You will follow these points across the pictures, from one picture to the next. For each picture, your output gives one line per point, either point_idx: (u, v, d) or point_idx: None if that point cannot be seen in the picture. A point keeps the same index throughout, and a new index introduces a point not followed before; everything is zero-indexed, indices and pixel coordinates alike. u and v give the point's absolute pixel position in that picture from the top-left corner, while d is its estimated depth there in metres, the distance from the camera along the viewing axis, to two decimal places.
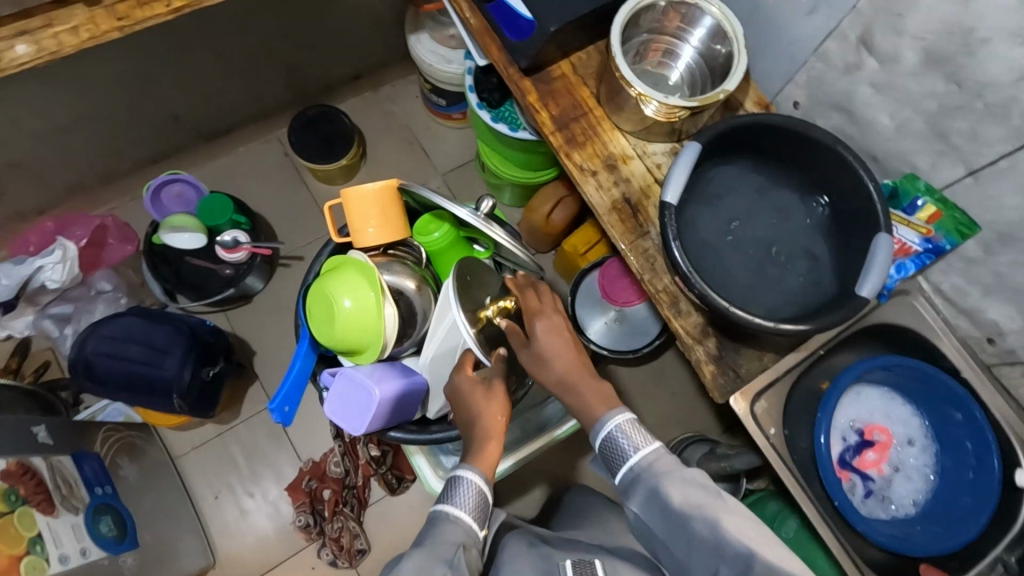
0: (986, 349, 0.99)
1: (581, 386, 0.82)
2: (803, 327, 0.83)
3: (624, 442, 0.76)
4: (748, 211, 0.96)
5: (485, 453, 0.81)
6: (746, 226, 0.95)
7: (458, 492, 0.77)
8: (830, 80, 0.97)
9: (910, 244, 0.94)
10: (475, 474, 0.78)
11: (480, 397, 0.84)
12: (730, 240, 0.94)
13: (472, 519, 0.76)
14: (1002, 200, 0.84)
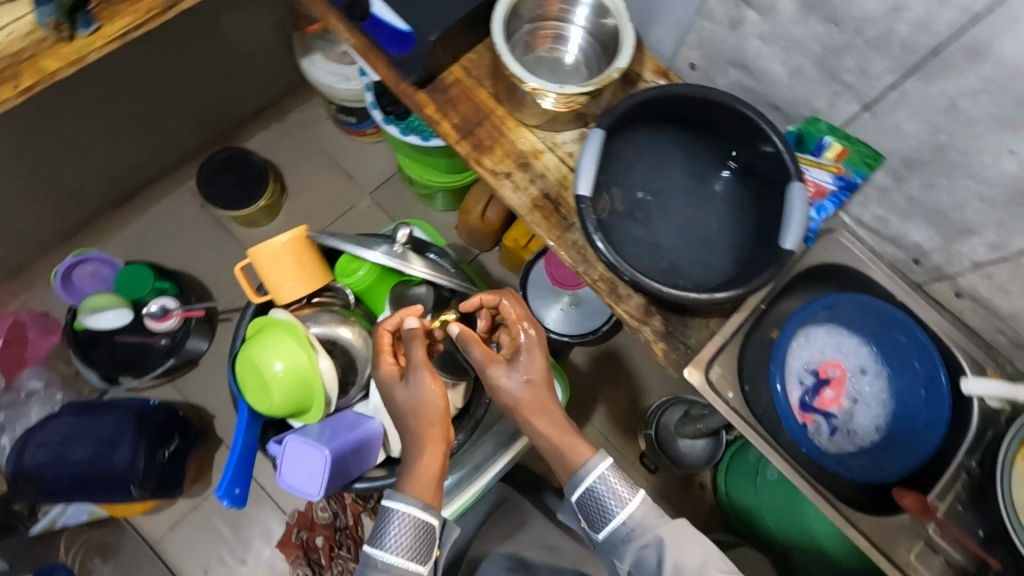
0: (915, 269, 1.02)
1: (552, 431, 0.83)
2: (735, 293, 0.84)
3: (609, 492, 0.79)
4: (665, 187, 0.97)
5: (426, 475, 0.77)
6: (667, 202, 0.96)
7: (393, 529, 0.74)
8: (720, 38, 0.96)
9: (825, 185, 0.96)
10: (416, 505, 0.74)
11: (418, 404, 0.80)
12: (653, 219, 0.94)
13: (410, 557, 0.74)
14: (900, 130, 0.85)
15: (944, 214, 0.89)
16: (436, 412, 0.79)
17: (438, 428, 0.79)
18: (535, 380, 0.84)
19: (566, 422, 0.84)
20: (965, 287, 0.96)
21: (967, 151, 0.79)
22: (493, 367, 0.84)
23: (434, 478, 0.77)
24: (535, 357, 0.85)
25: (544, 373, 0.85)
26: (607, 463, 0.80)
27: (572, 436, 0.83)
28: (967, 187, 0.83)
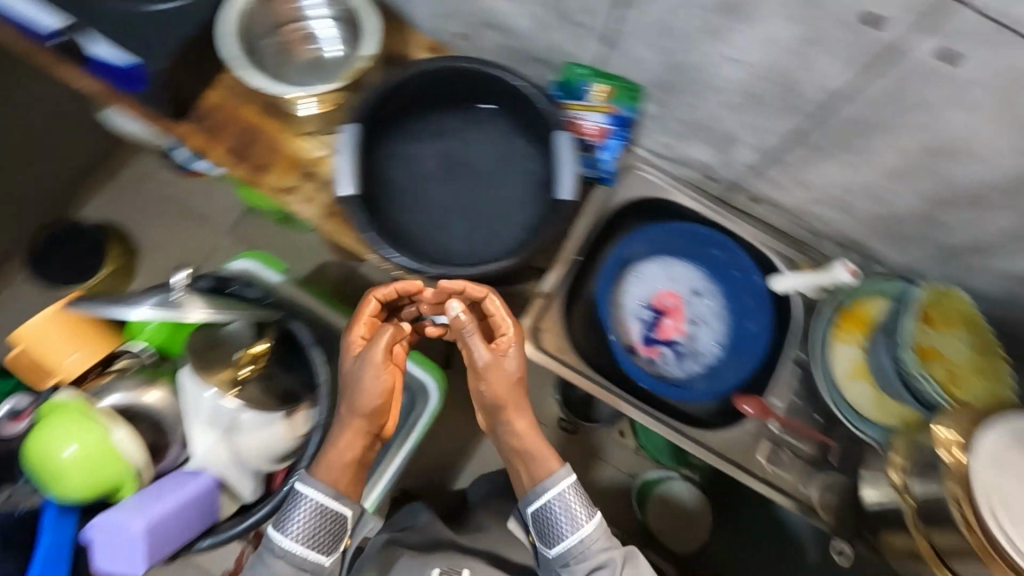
0: (713, 185, 1.05)
1: (527, 439, 0.79)
2: (516, 260, 0.83)
3: (559, 506, 0.77)
4: (442, 161, 0.93)
5: (338, 463, 0.77)
6: (447, 176, 0.92)
7: (292, 518, 0.76)
8: (465, 2, 0.94)
9: (604, 126, 0.96)
10: (322, 493, 0.76)
11: (367, 378, 0.75)
12: (438, 199, 0.91)
13: (304, 550, 0.76)
14: (641, 58, 0.85)
15: (710, 128, 0.91)
16: (371, 393, 0.75)
17: (367, 410, 0.76)
18: (507, 386, 0.78)
19: (535, 429, 0.80)
20: (756, 192, 0.99)
21: (697, 66, 0.80)
22: (480, 361, 0.77)
23: (349, 467, 0.77)
24: (513, 360, 0.78)
25: (523, 369, 0.79)
26: (570, 478, 0.78)
27: (539, 440, 0.80)
28: (714, 99, 0.84)
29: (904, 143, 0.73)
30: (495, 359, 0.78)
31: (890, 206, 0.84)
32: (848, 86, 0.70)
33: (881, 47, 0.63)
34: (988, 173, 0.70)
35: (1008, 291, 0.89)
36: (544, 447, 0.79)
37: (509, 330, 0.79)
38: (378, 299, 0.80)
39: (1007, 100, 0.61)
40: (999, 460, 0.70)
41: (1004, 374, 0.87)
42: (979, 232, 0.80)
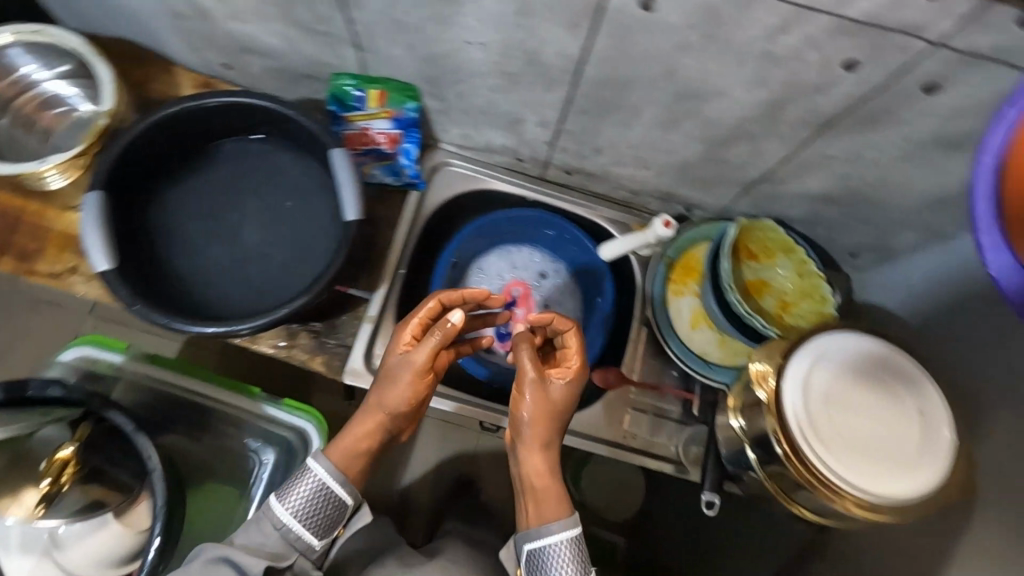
0: (526, 167, 1.01)
1: (539, 475, 0.71)
2: (305, 297, 0.77)
3: (555, 550, 0.66)
4: (216, 211, 0.87)
5: (359, 438, 0.72)
6: (225, 223, 0.86)
7: (302, 483, 0.68)
8: (210, 31, 0.87)
9: (393, 131, 0.93)
10: (333, 470, 0.69)
11: (406, 372, 0.73)
12: (221, 251, 0.85)
13: (293, 531, 0.66)
14: (395, 57, 0.81)
15: (493, 112, 0.87)
16: (400, 392, 0.73)
17: (403, 396, 0.73)
18: (540, 410, 0.72)
19: (552, 466, 0.72)
20: (564, 164, 0.97)
21: (445, 54, 0.76)
22: (525, 386, 0.73)
23: (371, 441, 0.73)
24: (557, 391, 0.74)
25: (551, 412, 0.73)
26: (575, 529, 0.67)
27: (552, 477, 0.71)
28: (480, 83, 0.81)
29: (656, 93, 0.71)
30: (540, 389, 0.72)
31: (678, 154, 0.83)
32: (581, 49, 0.67)
33: (585, 7, 0.60)
34: (738, 107, 0.70)
35: (811, 210, 0.90)
36: (558, 486, 0.71)
37: (575, 360, 0.76)
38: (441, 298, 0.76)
39: (715, 36, 0.59)
40: (807, 391, 0.70)
41: (824, 292, 0.89)
42: (761, 162, 0.80)
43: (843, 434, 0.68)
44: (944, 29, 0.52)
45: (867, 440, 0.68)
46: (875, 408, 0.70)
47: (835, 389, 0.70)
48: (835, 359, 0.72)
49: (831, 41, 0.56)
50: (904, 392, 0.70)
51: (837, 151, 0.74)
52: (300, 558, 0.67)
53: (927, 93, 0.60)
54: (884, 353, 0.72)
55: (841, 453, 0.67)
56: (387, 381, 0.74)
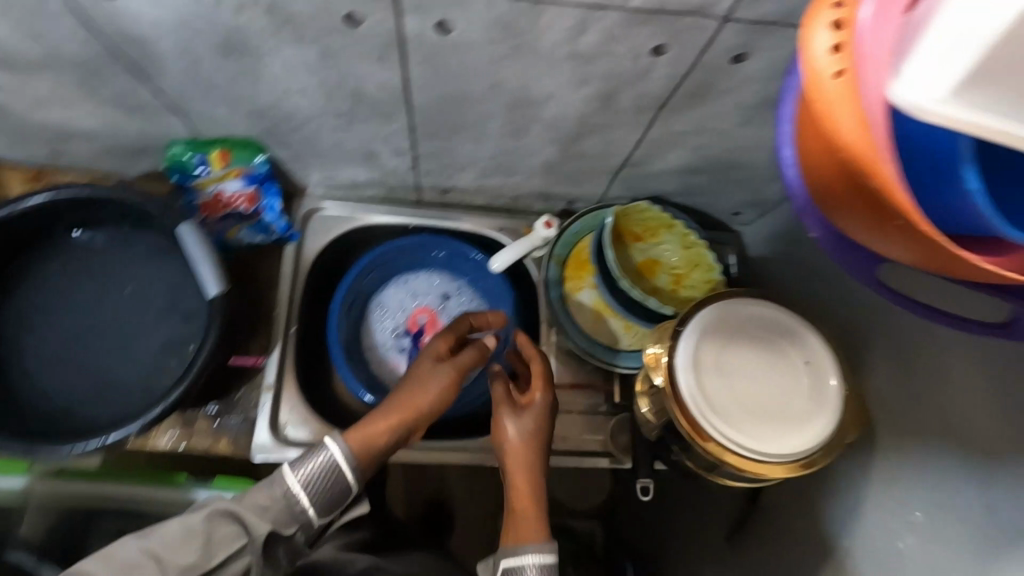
0: (401, 195, 0.99)
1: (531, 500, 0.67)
2: (181, 386, 0.71)
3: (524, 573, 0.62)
4: (65, 318, 0.80)
5: (376, 434, 0.67)
6: (79, 329, 0.79)
7: (319, 457, 0.63)
8: (18, 125, 0.80)
9: (248, 190, 0.87)
10: (349, 455, 0.64)
11: (436, 382, 0.73)
12: (81, 359, 0.78)
13: (299, 501, 0.61)
14: (222, 116, 0.76)
15: (344, 150, 0.84)
16: (430, 396, 0.72)
17: (422, 403, 0.71)
18: (523, 434, 0.71)
19: (538, 489, 0.68)
20: (436, 186, 0.94)
21: (270, 106, 0.72)
22: (505, 404, 0.73)
23: (383, 440, 0.68)
24: (546, 409, 0.73)
25: (539, 431, 0.71)
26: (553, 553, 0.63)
27: (535, 505, 0.67)
28: (318, 126, 0.77)
29: (491, 106, 0.70)
30: (514, 412, 0.72)
31: (537, 157, 0.82)
32: (399, 78, 0.65)
33: (383, 39, 0.58)
34: (572, 105, 0.69)
35: (683, 183, 0.91)
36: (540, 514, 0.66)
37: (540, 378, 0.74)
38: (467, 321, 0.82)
39: (520, 45, 0.58)
40: (700, 370, 0.71)
41: (707, 259, 0.92)
42: (617, 151, 0.80)
43: (741, 404, 0.70)
44: (727, 4, 0.52)
45: (763, 404, 0.70)
46: (763, 369, 0.73)
47: (723, 362, 0.72)
48: (718, 331, 0.73)
49: (631, 31, 0.56)
50: (788, 346, 0.74)
51: (681, 127, 0.74)
52: (300, 531, 0.62)
53: (737, 64, 0.61)
54: (760, 314, 0.75)
55: (743, 424, 0.68)
56: (409, 389, 0.72)
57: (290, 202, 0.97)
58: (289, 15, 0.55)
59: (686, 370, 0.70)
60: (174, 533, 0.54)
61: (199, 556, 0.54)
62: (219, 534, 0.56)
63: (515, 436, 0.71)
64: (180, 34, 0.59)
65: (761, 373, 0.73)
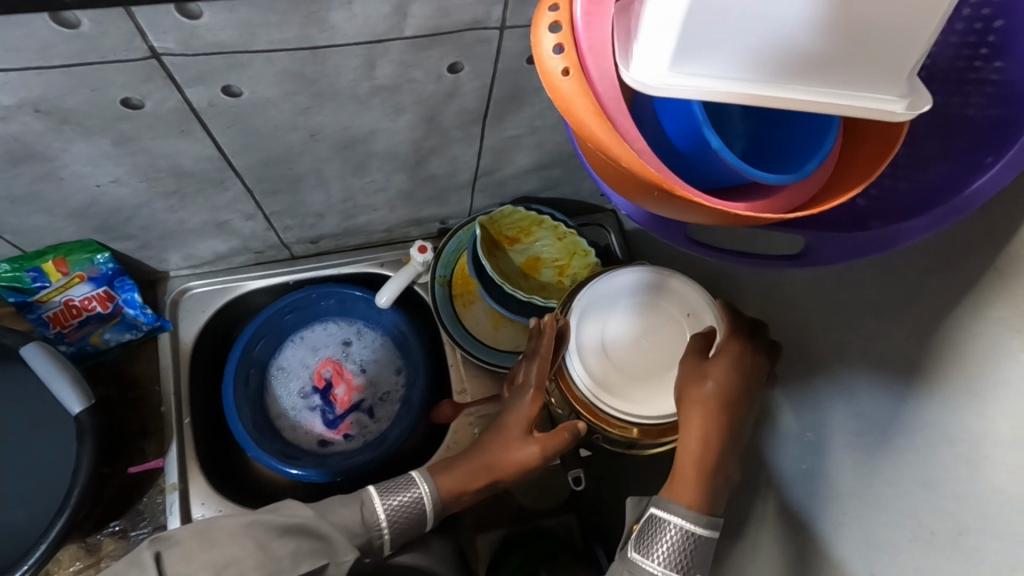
0: (273, 256, 0.96)
1: (709, 449, 0.61)
2: (65, 514, 0.67)
3: (670, 534, 0.58)
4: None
5: (468, 479, 0.70)
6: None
7: (408, 489, 0.69)
8: None
9: (99, 291, 0.82)
10: (435, 499, 0.69)
11: (530, 402, 0.71)
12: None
13: (379, 524, 0.66)
14: (42, 224, 0.71)
15: (191, 226, 0.81)
16: (525, 415, 0.70)
17: (515, 450, 0.70)
18: (709, 394, 0.62)
19: (712, 442, 0.61)
20: (303, 239, 0.92)
21: (89, 204, 0.69)
22: (694, 365, 0.66)
23: (474, 485, 0.71)
24: (742, 374, 0.63)
25: (727, 394, 0.62)
26: (708, 532, 0.59)
27: (710, 460, 0.60)
28: (151, 211, 0.74)
29: (319, 153, 0.69)
30: (707, 370, 0.64)
31: (390, 189, 0.82)
32: (213, 147, 0.63)
33: (175, 114, 0.56)
34: (399, 134, 0.70)
35: (542, 180, 0.93)
36: (712, 476, 0.60)
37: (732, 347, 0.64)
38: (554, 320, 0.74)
39: (318, 91, 0.58)
40: (585, 355, 0.73)
41: (582, 245, 0.95)
42: (463, 166, 0.82)
43: (634, 375, 0.72)
44: (498, 14, 0.54)
45: (653, 370, 0.73)
46: (650, 335, 0.75)
47: (608, 340, 0.74)
48: (596, 312, 0.76)
49: (421, 56, 0.57)
50: (663, 301, 0.77)
51: (514, 130, 0.76)
52: (370, 555, 0.66)
53: (534, 64, 0.63)
54: (634, 285, 0.77)
55: (637, 394, 0.71)
56: (505, 449, 0.70)
57: (155, 290, 0.92)
58: (64, 112, 0.53)
59: (574, 357, 0.72)
60: (268, 534, 0.58)
61: (283, 556, 0.57)
62: (303, 546, 0.59)
63: (701, 393, 0.63)
64: None
65: (654, 330, 0.75)
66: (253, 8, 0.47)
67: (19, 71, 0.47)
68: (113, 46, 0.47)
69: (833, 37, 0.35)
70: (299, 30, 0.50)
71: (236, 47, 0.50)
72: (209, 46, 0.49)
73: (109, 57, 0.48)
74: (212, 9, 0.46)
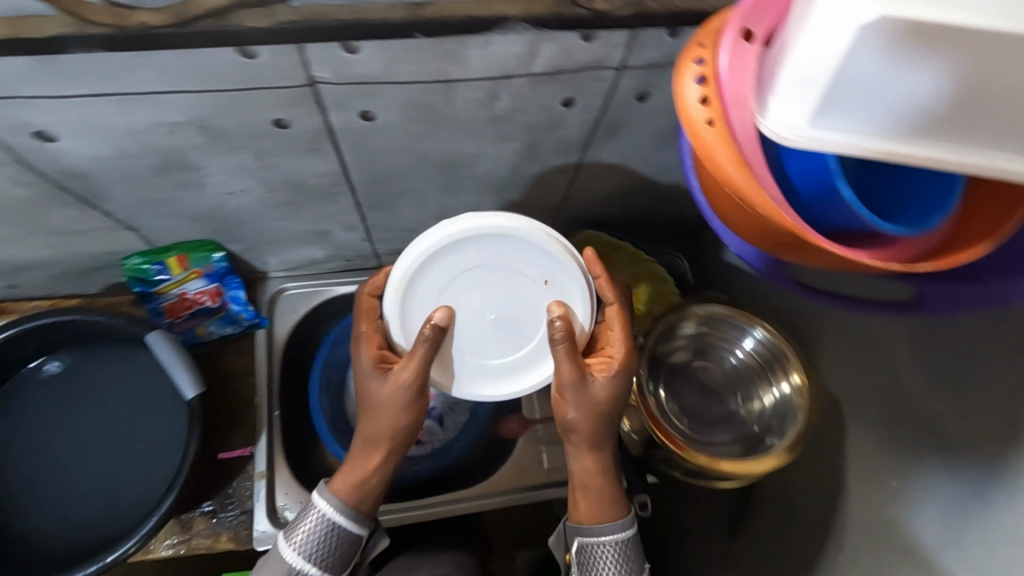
0: (361, 264, 1.01)
1: (598, 475, 0.67)
2: (174, 492, 0.72)
3: (606, 551, 0.64)
4: (31, 453, 0.78)
5: (361, 474, 0.66)
6: (48, 458, 0.78)
7: (305, 524, 0.64)
8: None
9: (211, 287, 0.89)
10: (342, 509, 0.64)
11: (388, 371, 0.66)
12: (52, 489, 0.77)
13: (301, 567, 0.62)
14: (172, 225, 0.78)
15: (296, 234, 0.86)
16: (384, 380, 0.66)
17: (394, 411, 0.66)
18: (581, 405, 0.64)
19: (599, 466, 0.67)
20: (391, 250, 0.97)
21: (216, 209, 0.75)
22: (563, 374, 0.64)
23: (373, 473, 0.67)
24: (616, 373, 0.65)
25: (596, 413, 0.65)
26: (627, 533, 0.64)
27: (598, 486, 0.67)
28: (268, 219, 0.80)
29: (425, 174, 0.74)
30: (576, 380, 0.64)
31: (481, 209, 0.86)
32: (336, 165, 0.69)
33: (313, 135, 0.61)
34: (501, 160, 0.73)
35: (622, 207, 0.95)
36: (604, 498, 0.66)
37: (616, 350, 0.67)
38: (372, 290, 0.71)
39: (438, 120, 0.62)
40: (422, 296, 0.68)
41: (659, 272, 0.96)
42: (553, 191, 0.85)
43: (480, 337, 0.70)
44: (619, 55, 0.57)
45: (512, 335, 0.70)
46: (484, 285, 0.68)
47: (437, 267, 0.67)
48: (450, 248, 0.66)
49: (540, 91, 0.60)
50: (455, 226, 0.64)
51: (607, 160, 0.79)
52: None
53: (640, 101, 0.66)
54: (501, 220, 0.63)
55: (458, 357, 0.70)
56: (381, 406, 0.66)
57: (254, 288, 0.99)
58: (221, 130, 0.58)
59: (388, 292, 0.66)
60: None
61: None
62: None
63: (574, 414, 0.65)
64: (120, 163, 0.61)
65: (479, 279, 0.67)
66: (404, 46, 0.51)
67: (194, 94, 0.53)
68: (277, 74, 0.52)
69: (963, 116, 0.37)
70: (437, 65, 0.54)
71: (380, 78, 0.54)
72: (358, 76, 0.54)
73: (271, 84, 0.53)
74: (369, 45, 0.50)
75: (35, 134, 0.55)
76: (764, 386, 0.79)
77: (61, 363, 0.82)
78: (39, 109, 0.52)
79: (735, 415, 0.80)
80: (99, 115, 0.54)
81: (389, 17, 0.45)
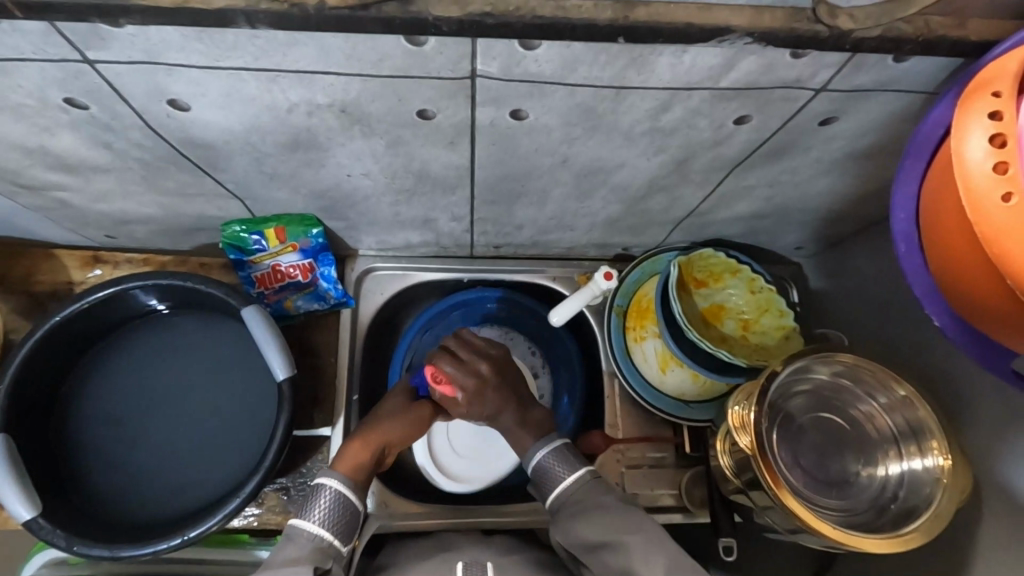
0: (455, 253, 0.95)
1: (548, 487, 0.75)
2: (260, 475, 0.69)
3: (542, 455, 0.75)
4: (125, 408, 0.78)
5: (360, 453, 0.75)
6: (136, 418, 0.77)
7: (320, 501, 0.69)
8: (79, 214, 0.79)
9: (304, 262, 0.86)
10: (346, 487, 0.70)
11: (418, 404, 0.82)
12: (138, 448, 0.76)
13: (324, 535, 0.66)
14: (280, 200, 0.74)
15: (398, 219, 0.81)
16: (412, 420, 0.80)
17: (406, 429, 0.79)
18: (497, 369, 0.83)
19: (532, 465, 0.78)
20: (489, 243, 0.90)
21: (331, 188, 0.70)
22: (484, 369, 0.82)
23: (368, 456, 0.75)
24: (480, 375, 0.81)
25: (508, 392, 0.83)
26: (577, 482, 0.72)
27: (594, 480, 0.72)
28: (377, 202, 0.75)
29: (556, 177, 0.67)
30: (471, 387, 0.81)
31: (600, 214, 0.79)
32: (466, 159, 0.62)
33: (455, 128, 0.56)
34: (643, 171, 0.66)
35: (746, 227, 0.86)
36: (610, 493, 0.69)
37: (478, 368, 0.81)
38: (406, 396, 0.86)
39: (595, 126, 0.56)
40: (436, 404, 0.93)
41: (778, 304, 0.88)
42: (682, 206, 0.77)
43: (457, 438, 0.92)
44: (826, 77, 0.49)
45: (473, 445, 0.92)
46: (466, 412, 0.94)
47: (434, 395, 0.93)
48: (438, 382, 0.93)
49: (718, 106, 0.53)
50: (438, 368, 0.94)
51: (755, 181, 0.70)
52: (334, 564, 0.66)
53: (826, 124, 0.57)
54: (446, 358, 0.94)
55: (448, 460, 0.91)
56: (390, 419, 0.79)
57: (343, 265, 0.94)
58: (362, 115, 0.53)
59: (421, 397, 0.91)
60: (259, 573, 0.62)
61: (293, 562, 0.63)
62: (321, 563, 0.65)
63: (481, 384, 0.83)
64: (247, 138, 0.57)
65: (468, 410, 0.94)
66: (590, 49, 0.44)
67: (348, 77, 0.48)
68: (442, 65, 0.46)
69: None
70: (619, 70, 0.47)
71: (550, 79, 0.48)
72: (526, 75, 0.48)
73: (430, 74, 0.47)
74: (551, 45, 0.44)
75: (170, 102, 0.51)
76: (891, 453, 0.71)
77: (155, 319, 0.81)
78: (181, 78, 0.48)
79: (856, 479, 0.72)
80: (241, 90, 0.49)
81: (594, 17, 0.40)
